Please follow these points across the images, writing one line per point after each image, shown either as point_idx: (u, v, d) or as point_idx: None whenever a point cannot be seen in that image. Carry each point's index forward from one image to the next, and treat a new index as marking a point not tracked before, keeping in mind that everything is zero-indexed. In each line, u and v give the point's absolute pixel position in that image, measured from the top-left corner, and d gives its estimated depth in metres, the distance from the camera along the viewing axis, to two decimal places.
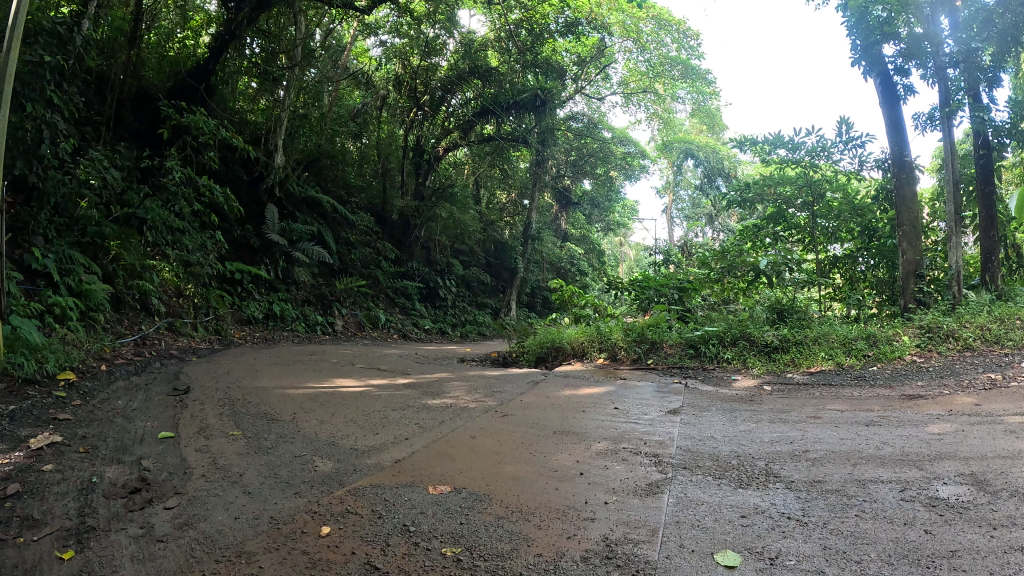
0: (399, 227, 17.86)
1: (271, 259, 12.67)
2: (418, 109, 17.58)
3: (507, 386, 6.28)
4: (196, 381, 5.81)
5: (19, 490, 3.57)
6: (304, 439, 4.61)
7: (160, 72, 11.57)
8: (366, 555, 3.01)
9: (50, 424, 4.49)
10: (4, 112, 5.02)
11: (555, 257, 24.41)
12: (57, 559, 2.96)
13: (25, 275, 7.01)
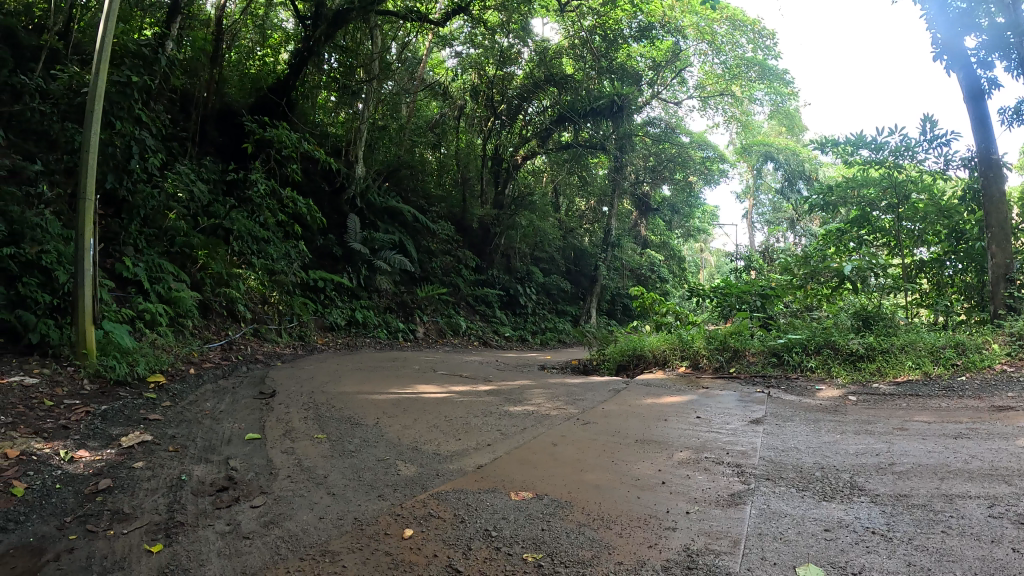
0: (479, 236, 18.19)
1: (355, 267, 12.94)
2: (495, 118, 17.81)
3: (587, 393, 6.23)
4: (281, 385, 5.98)
5: (110, 486, 3.75)
6: (386, 444, 4.71)
7: (242, 89, 12.06)
8: (444, 558, 3.05)
9: (141, 424, 4.69)
10: (94, 128, 5.24)
11: (635, 264, 24.18)
12: (147, 552, 3.12)
13: (117, 283, 7.30)
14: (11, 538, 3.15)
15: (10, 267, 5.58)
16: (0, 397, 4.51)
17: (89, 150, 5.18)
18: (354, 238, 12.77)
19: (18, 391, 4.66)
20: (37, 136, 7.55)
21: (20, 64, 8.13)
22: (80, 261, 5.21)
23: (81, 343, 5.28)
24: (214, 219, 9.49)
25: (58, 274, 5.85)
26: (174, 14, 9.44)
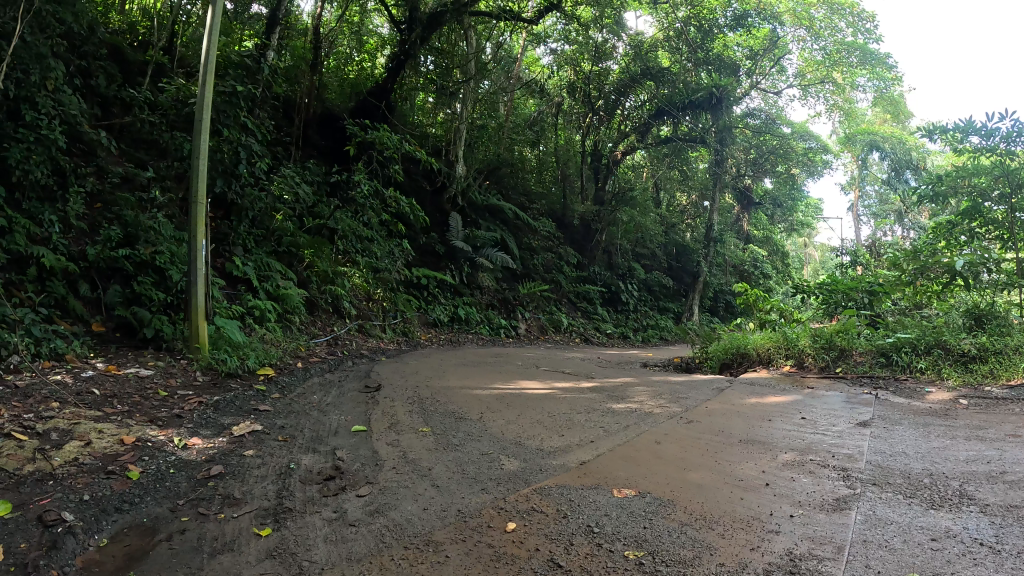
0: (580, 232, 18.21)
1: (457, 265, 13.15)
2: (593, 114, 17.77)
3: (690, 392, 6.11)
4: (386, 379, 6.16)
5: (222, 472, 4.00)
6: (489, 438, 4.77)
7: (342, 94, 12.41)
8: (544, 552, 3.07)
9: (251, 414, 4.93)
10: (202, 140, 5.27)
11: (737, 260, 23.49)
12: (256, 536, 3.29)
13: (229, 282, 7.62)
14: (129, 518, 3.39)
15: (124, 267, 6.01)
16: (120, 387, 4.82)
17: (198, 160, 5.23)
18: (456, 237, 13.12)
19: (136, 381, 4.97)
20: (147, 145, 8.06)
21: (128, 79, 8.72)
22: (194, 261, 5.43)
23: (194, 338, 5.54)
24: (319, 220, 9.82)
25: (172, 273, 6.15)
26: (274, 24, 9.64)
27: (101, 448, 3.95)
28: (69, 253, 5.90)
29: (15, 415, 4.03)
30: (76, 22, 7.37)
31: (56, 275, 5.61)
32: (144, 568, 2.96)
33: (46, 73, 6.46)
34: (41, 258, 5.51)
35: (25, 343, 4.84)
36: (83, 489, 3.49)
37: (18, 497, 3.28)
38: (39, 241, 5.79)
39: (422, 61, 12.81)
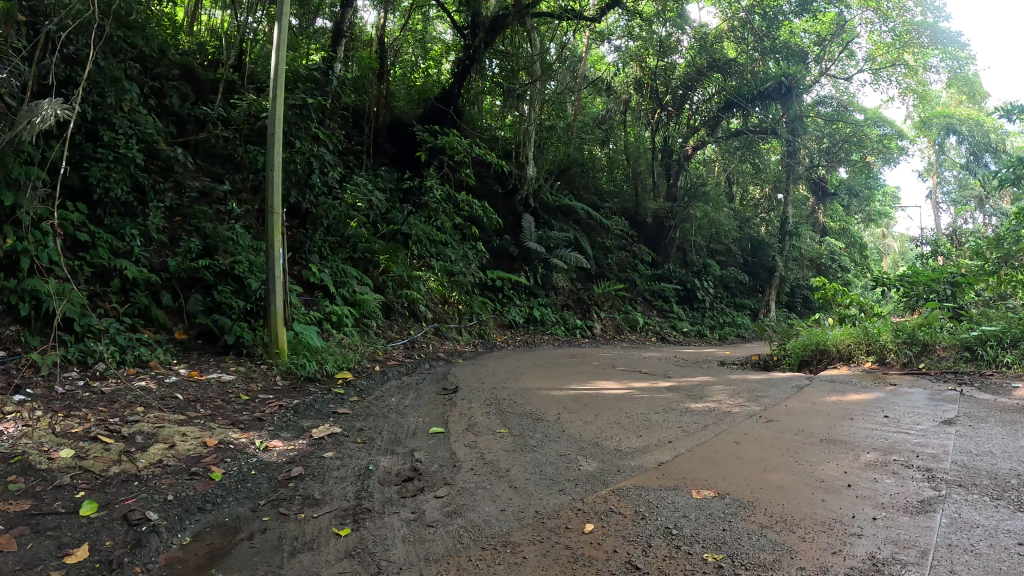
0: (654, 230, 18.20)
1: (532, 266, 13.20)
2: (661, 109, 17.43)
3: (770, 390, 5.93)
4: (464, 381, 6.20)
5: (302, 473, 4.12)
6: (567, 439, 4.76)
7: (409, 101, 12.73)
8: (624, 554, 3.04)
9: (330, 417, 5.07)
10: (277, 151, 5.39)
11: (815, 253, 22.64)
12: (335, 536, 3.38)
13: (307, 289, 7.75)
14: (211, 518, 3.53)
15: (205, 277, 6.27)
16: (202, 392, 5.02)
17: (273, 171, 5.36)
18: (529, 238, 13.17)
19: (218, 386, 5.16)
20: (223, 159, 8.36)
21: (201, 97, 9.10)
22: (271, 269, 5.59)
23: (274, 343, 5.70)
24: (393, 226, 9.98)
25: (251, 282, 6.35)
26: (339, 36, 9.69)
27: (185, 451, 4.14)
28: (151, 265, 6.18)
29: (102, 420, 4.26)
30: (146, 45, 7.77)
31: (140, 286, 5.88)
32: (225, 565, 3.08)
33: (121, 95, 6.76)
34: (123, 270, 5.78)
35: (111, 351, 5.10)
36: (167, 489, 3.67)
37: (105, 497, 3.50)
38: (122, 254, 6.08)
39: (487, 65, 12.93)
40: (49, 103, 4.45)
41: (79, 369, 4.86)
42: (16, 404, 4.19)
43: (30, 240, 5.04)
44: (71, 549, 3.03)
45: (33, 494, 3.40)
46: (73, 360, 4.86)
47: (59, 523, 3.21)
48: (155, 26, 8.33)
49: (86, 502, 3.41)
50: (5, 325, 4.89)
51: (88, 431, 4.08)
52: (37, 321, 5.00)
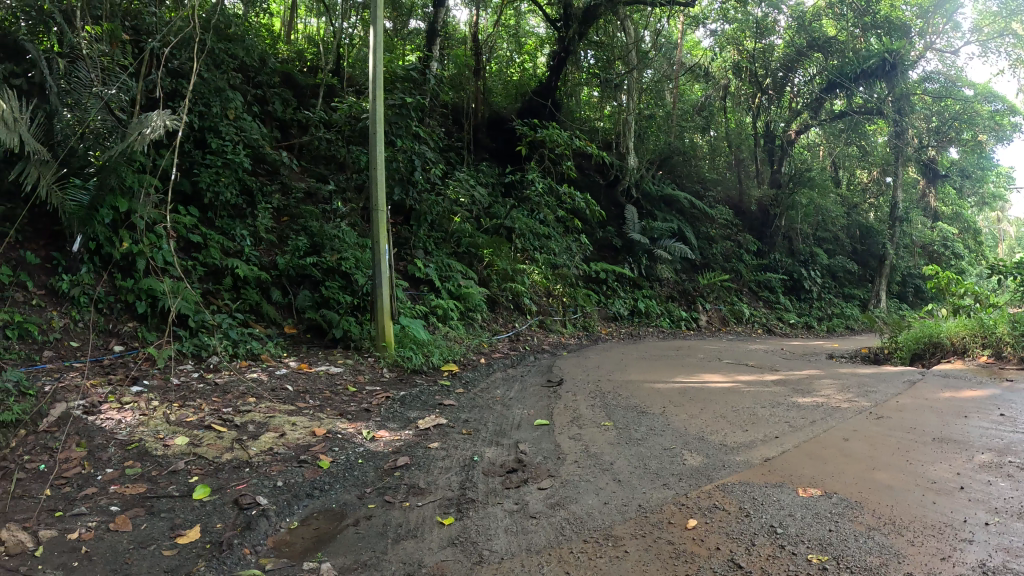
0: (759, 218, 17.63)
1: (636, 258, 13.02)
2: (761, 94, 16.56)
3: (881, 385, 5.63)
4: (568, 373, 6.19)
5: (408, 463, 4.24)
6: (672, 432, 4.65)
7: (507, 96, 12.87)
8: (728, 552, 2.96)
9: (436, 409, 5.18)
10: (379, 147, 5.54)
11: (927, 239, 21.33)
12: (439, 524, 3.46)
13: (411, 283, 7.93)
14: (319, 503, 3.69)
15: (312, 274, 6.58)
16: (312, 384, 5.26)
17: (376, 168, 5.52)
18: (632, 230, 13.12)
19: (326, 378, 5.39)
20: (326, 160, 8.64)
21: (302, 102, 9.55)
22: (377, 265, 5.76)
23: (381, 337, 5.87)
24: (496, 220, 10.09)
25: (357, 277, 6.56)
26: (434, 36, 10.03)
27: (294, 439, 4.36)
28: (261, 263, 6.53)
29: (215, 410, 4.54)
30: (248, 55, 8.18)
31: (250, 284, 6.20)
32: (330, 549, 3.21)
33: (226, 104, 7.09)
34: (234, 269, 6.11)
35: (224, 345, 5.38)
36: (277, 475, 3.87)
37: (217, 482, 3.72)
38: (233, 254, 6.42)
39: (583, 56, 12.70)
40: (158, 113, 4.72)
41: (195, 362, 5.16)
42: (135, 394, 4.47)
43: (145, 242, 5.49)
44: (184, 531, 3.24)
45: (150, 479, 3.66)
46: (188, 353, 5.17)
47: (173, 506, 3.44)
48: (255, 37, 8.73)
49: (198, 487, 3.64)
50: (124, 322, 5.28)
51: (202, 420, 4.37)
52: (154, 318, 5.39)
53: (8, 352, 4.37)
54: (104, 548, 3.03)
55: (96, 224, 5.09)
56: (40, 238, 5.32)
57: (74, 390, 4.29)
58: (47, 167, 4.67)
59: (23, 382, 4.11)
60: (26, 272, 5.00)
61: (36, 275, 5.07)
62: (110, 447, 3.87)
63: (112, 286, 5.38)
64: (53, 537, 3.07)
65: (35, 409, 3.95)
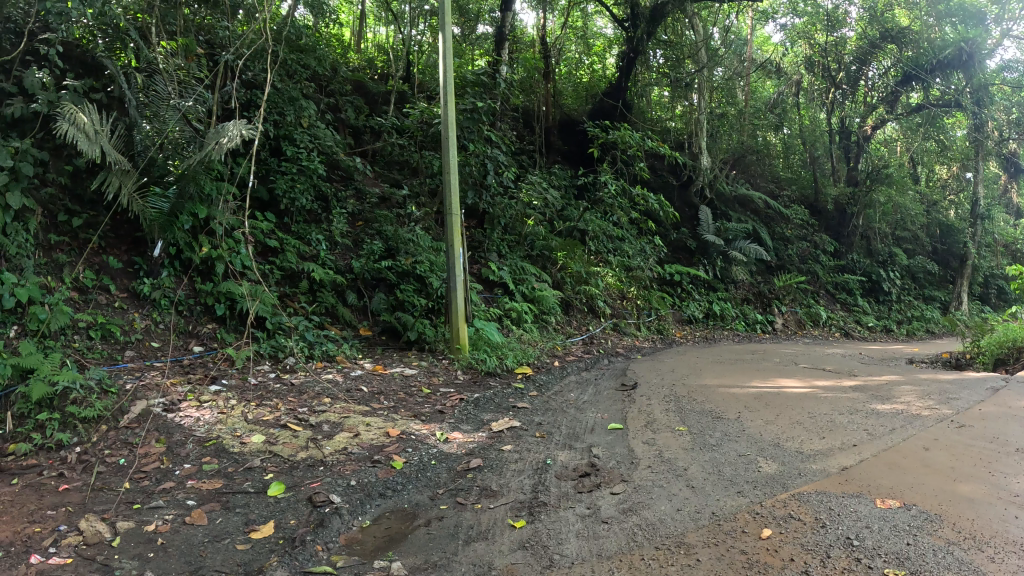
0: (836, 217, 16.90)
1: (709, 260, 12.61)
2: (835, 88, 15.73)
3: (965, 392, 5.35)
4: (642, 377, 6.11)
5: (481, 465, 4.27)
6: (748, 438, 4.46)
7: (577, 98, 13.19)
8: (803, 564, 2.86)
9: (509, 411, 5.20)
10: (451, 153, 5.62)
11: (1010, 238, 20.30)
12: (510, 527, 3.47)
13: (485, 286, 8.00)
14: (391, 503, 3.75)
15: (388, 277, 6.73)
16: (386, 385, 5.37)
17: (448, 173, 5.60)
18: (707, 231, 12.94)
19: (400, 379, 5.50)
20: (400, 166, 8.79)
21: (374, 108, 9.80)
22: (452, 268, 5.84)
23: (455, 339, 5.95)
24: (569, 223, 10.08)
25: (432, 281, 6.66)
26: (502, 40, 10.10)
27: (367, 439, 4.45)
28: (338, 267, 6.70)
29: (291, 410, 4.69)
30: (320, 65, 8.43)
31: (327, 287, 6.38)
32: (401, 549, 3.26)
33: (300, 112, 7.26)
34: (310, 273, 6.30)
35: (301, 347, 5.56)
36: (350, 475, 3.97)
37: (292, 480, 3.83)
38: (310, 258, 6.62)
39: (651, 55, 12.44)
40: (235, 124, 4.93)
41: (271, 362, 5.35)
42: (214, 393, 4.66)
43: (225, 247, 5.71)
44: (259, 526, 3.35)
45: (226, 475, 3.81)
46: (266, 354, 5.36)
47: (248, 501, 3.57)
48: (326, 46, 8.96)
49: (273, 484, 3.76)
50: (204, 324, 5.52)
51: (278, 419, 4.52)
52: (233, 319, 5.61)
53: (92, 352, 4.60)
54: (179, 540, 3.16)
55: (176, 230, 5.29)
56: (122, 244, 5.64)
57: (154, 388, 4.50)
58: (128, 175, 4.93)
59: (106, 380, 4.32)
60: (109, 276, 5.29)
61: (119, 279, 5.36)
62: (189, 443, 4.04)
63: (192, 289, 5.64)
64: (131, 529, 3.22)
65: (116, 406, 4.16)
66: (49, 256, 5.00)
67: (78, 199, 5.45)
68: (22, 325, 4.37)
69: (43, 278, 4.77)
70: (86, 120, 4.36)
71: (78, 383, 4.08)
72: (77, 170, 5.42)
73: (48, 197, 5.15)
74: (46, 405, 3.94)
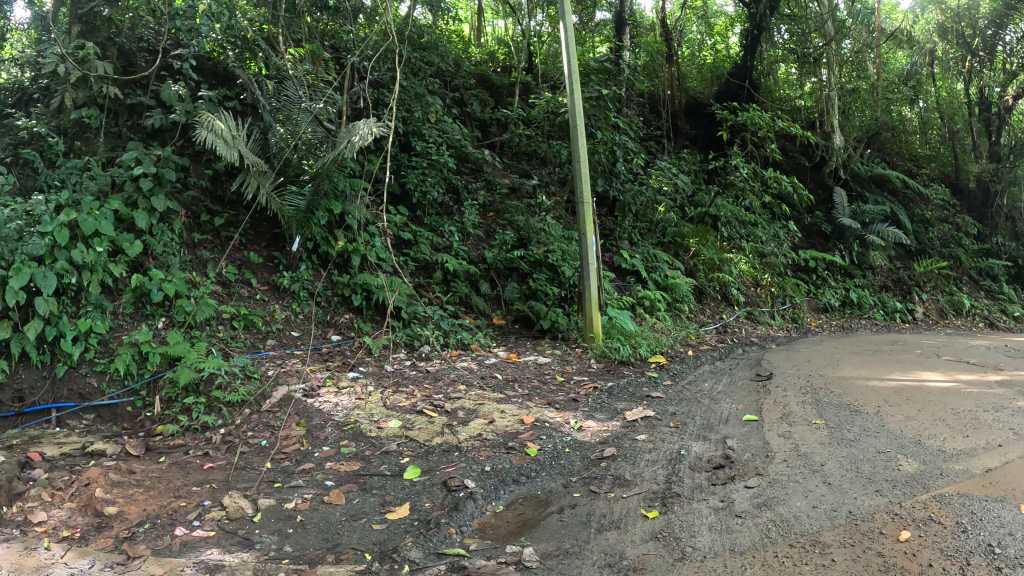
0: (979, 196, 14.93)
1: (845, 244, 11.81)
2: (971, 57, 13.86)
3: None
4: (779, 367, 5.87)
5: (615, 454, 4.24)
6: (889, 434, 4.16)
7: (702, 80, 13.04)
8: (943, 571, 2.66)
9: (643, 400, 5.13)
10: (579, 140, 5.70)
11: None
12: (643, 518, 3.43)
13: (617, 275, 7.96)
14: (524, 489, 3.81)
15: (521, 266, 6.84)
16: (520, 372, 5.47)
17: (578, 161, 5.68)
18: (843, 214, 12.08)
19: (534, 367, 5.56)
20: (529, 156, 8.86)
21: (500, 101, 9.98)
22: (584, 256, 5.89)
23: (589, 328, 5.97)
24: (701, 209, 9.77)
25: (564, 269, 6.69)
26: (622, 25, 9.80)
27: (502, 426, 4.54)
28: (470, 258, 6.88)
29: (427, 396, 4.86)
30: (444, 61, 8.70)
31: (460, 277, 6.60)
32: (532, 535, 3.31)
33: (427, 108, 7.49)
34: (444, 263, 6.52)
35: (436, 335, 5.75)
36: (486, 461, 4.06)
37: (427, 464, 3.97)
38: (444, 250, 6.85)
39: (775, 31, 12.14)
40: (366, 123, 5.12)
41: (408, 350, 5.57)
42: (352, 379, 4.93)
43: (361, 240, 6.04)
44: (395, 507, 3.50)
45: (363, 457, 4.01)
46: (402, 343, 5.60)
47: (385, 484, 3.74)
48: (448, 44, 9.24)
49: (410, 468, 3.91)
50: (342, 314, 5.84)
51: (414, 405, 4.70)
52: (369, 309, 5.93)
53: (235, 341, 4.99)
54: (317, 518, 3.37)
55: (312, 226, 5.60)
56: (263, 240, 6.06)
57: (294, 374, 4.80)
58: (265, 176, 5.31)
59: (248, 367, 4.66)
60: (251, 271, 5.70)
61: (261, 273, 5.78)
62: (328, 427, 4.28)
63: (330, 281, 5.97)
64: (272, 505, 3.46)
65: (259, 391, 4.48)
66: (193, 254, 5.47)
67: (220, 200, 5.99)
68: (171, 317, 4.89)
69: (189, 274, 5.22)
70: (223, 126, 4.69)
71: (222, 369, 4.44)
72: (218, 174, 5.96)
73: (189, 199, 5.67)
74: (193, 390, 4.39)
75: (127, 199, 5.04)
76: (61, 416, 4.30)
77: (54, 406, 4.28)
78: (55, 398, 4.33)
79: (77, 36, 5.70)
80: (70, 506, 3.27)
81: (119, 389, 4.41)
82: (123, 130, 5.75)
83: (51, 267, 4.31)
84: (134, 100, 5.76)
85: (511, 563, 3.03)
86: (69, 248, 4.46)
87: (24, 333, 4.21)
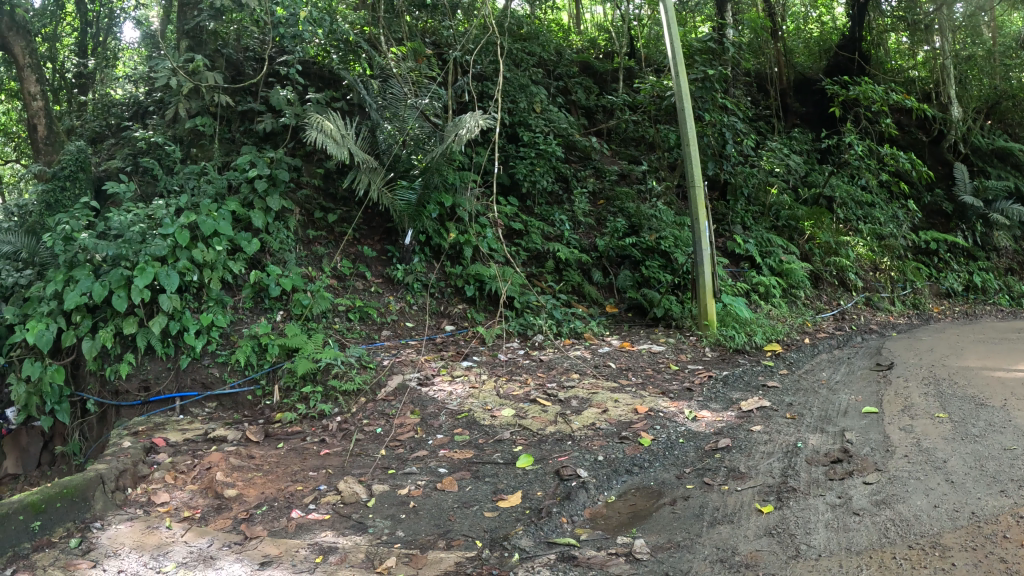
0: None
1: (968, 224, 10.88)
2: None
3: None
4: (901, 356, 5.55)
5: (729, 445, 4.12)
6: (1018, 429, 3.87)
7: (810, 54, 12.44)
8: None
9: (760, 390, 4.97)
10: (687, 122, 5.62)
11: None
12: (757, 512, 3.33)
13: (731, 260, 7.77)
14: (637, 480, 3.78)
15: (632, 254, 6.78)
16: (634, 361, 5.42)
17: (687, 144, 5.61)
18: (964, 190, 11.02)
19: (648, 356, 5.50)
20: (637, 142, 8.77)
21: (603, 87, 9.91)
22: (698, 241, 5.80)
23: (703, 315, 5.86)
24: (815, 189, 9.38)
25: (677, 256, 6.58)
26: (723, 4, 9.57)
27: (616, 415, 4.53)
28: (580, 246, 6.89)
29: (541, 384, 4.91)
30: (544, 51, 8.81)
31: (572, 266, 6.62)
32: (644, 526, 3.28)
33: (531, 98, 7.53)
34: (556, 252, 6.57)
35: (549, 325, 5.78)
36: (598, 450, 4.06)
37: (540, 453, 4.01)
38: (555, 238, 6.88)
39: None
40: (472, 115, 5.19)
41: (521, 339, 5.65)
42: (465, 368, 5.05)
43: (472, 231, 6.18)
44: (507, 495, 3.56)
45: (477, 445, 4.09)
46: (515, 331, 5.68)
47: (497, 471, 3.80)
48: (548, 33, 9.29)
49: (523, 456, 3.96)
50: (455, 304, 5.97)
51: (527, 394, 4.75)
52: (482, 300, 6.03)
53: (350, 332, 5.22)
54: (430, 504, 3.47)
55: (424, 219, 5.81)
56: (375, 234, 6.30)
57: (410, 363, 4.97)
58: (376, 173, 5.49)
59: (364, 356, 4.86)
60: (365, 264, 5.94)
61: (374, 266, 6.00)
62: (443, 415, 4.39)
63: (443, 272, 6.13)
64: (386, 491, 3.58)
65: (374, 380, 4.66)
66: (309, 250, 5.74)
67: (333, 198, 6.29)
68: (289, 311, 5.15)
69: (305, 269, 5.48)
70: (331, 126, 4.90)
71: (338, 360, 4.66)
72: (329, 172, 6.29)
73: (303, 198, 5.98)
74: (311, 379, 4.62)
75: (243, 200, 5.37)
76: (184, 404, 4.65)
77: (177, 396, 4.62)
78: (179, 387, 4.66)
79: (186, 49, 6.16)
80: (191, 488, 3.54)
81: (240, 378, 4.70)
82: (236, 135, 6.16)
83: (173, 266, 4.66)
84: (245, 108, 6.18)
85: (621, 554, 3.02)
86: (190, 248, 4.83)
87: (148, 328, 4.57)
